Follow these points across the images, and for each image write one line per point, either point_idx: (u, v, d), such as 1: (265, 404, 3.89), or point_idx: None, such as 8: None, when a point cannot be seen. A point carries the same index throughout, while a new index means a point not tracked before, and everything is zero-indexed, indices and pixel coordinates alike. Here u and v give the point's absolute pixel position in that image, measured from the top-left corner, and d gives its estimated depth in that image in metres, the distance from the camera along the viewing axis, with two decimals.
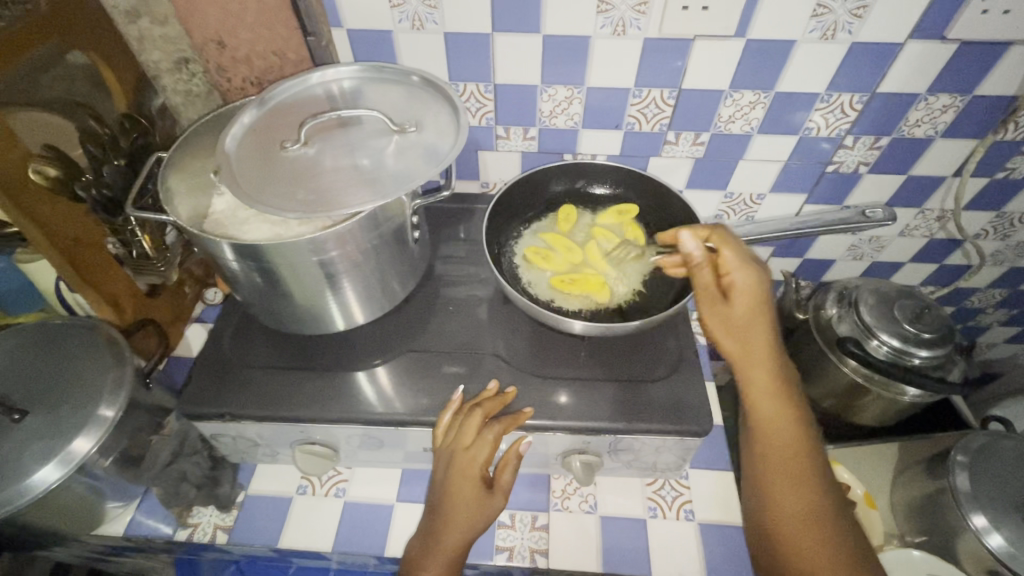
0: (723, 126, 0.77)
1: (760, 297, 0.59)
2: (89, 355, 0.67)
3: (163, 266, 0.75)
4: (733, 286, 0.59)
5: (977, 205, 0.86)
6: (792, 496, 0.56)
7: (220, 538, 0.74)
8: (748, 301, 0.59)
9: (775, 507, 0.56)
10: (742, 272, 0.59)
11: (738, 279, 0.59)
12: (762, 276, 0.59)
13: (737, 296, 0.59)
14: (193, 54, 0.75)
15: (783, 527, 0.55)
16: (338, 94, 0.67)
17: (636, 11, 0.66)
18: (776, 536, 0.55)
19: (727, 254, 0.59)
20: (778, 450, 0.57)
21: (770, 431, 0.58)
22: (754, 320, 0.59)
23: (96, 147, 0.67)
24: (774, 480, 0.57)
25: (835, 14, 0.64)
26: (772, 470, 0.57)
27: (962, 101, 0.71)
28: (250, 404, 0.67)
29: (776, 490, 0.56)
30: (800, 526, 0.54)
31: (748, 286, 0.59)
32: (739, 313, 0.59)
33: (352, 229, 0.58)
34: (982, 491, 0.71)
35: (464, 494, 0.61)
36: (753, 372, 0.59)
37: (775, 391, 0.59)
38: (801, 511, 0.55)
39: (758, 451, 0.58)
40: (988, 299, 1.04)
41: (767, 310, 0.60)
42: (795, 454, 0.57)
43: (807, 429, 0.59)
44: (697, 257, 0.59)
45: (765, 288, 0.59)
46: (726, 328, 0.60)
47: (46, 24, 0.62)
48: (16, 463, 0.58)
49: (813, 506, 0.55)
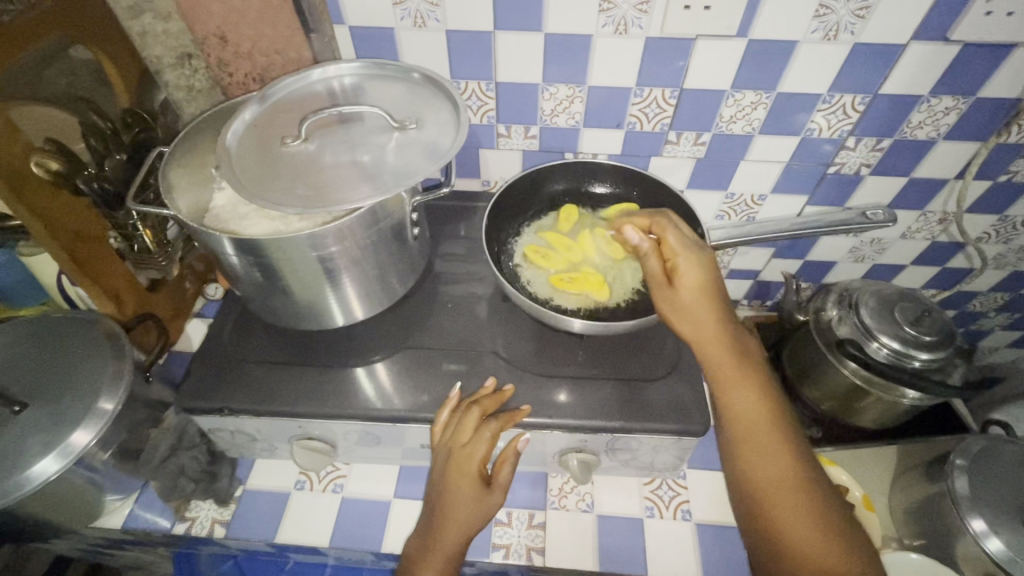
0: (725, 126, 0.77)
1: (705, 278, 0.60)
2: (89, 348, 0.67)
3: (164, 261, 0.76)
4: (679, 270, 0.61)
5: (980, 208, 0.85)
6: (773, 473, 0.55)
7: (218, 532, 0.74)
8: (694, 282, 0.60)
9: (760, 488, 0.55)
10: (686, 257, 0.61)
11: (683, 265, 0.61)
12: (706, 258, 0.61)
13: (684, 281, 0.60)
14: (195, 49, 0.75)
15: (770, 508, 0.54)
16: (339, 91, 0.67)
17: (639, 10, 0.66)
18: (765, 520, 0.54)
19: (670, 240, 0.62)
20: (750, 428, 0.57)
21: (739, 414, 0.58)
22: (705, 300, 0.60)
23: (99, 141, 0.69)
24: (753, 465, 0.56)
25: (838, 14, 0.64)
26: (748, 451, 0.56)
27: (965, 103, 0.71)
28: (248, 399, 0.67)
29: (757, 470, 0.55)
30: (784, 502, 0.54)
31: (694, 270, 0.60)
32: (688, 296, 0.60)
33: (351, 225, 0.58)
34: (981, 494, 0.71)
35: (462, 491, 0.61)
36: (713, 354, 0.59)
37: (739, 369, 0.59)
38: (784, 487, 0.54)
39: (732, 434, 0.58)
40: (989, 304, 1.04)
41: (717, 288, 0.60)
42: (767, 431, 0.57)
43: (774, 405, 0.59)
44: (644, 248, 0.62)
45: (709, 267, 0.61)
46: (679, 314, 0.60)
47: (51, 18, 0.62)
48: (15, 455, 0.59)
49: (796, 479, 0.54)
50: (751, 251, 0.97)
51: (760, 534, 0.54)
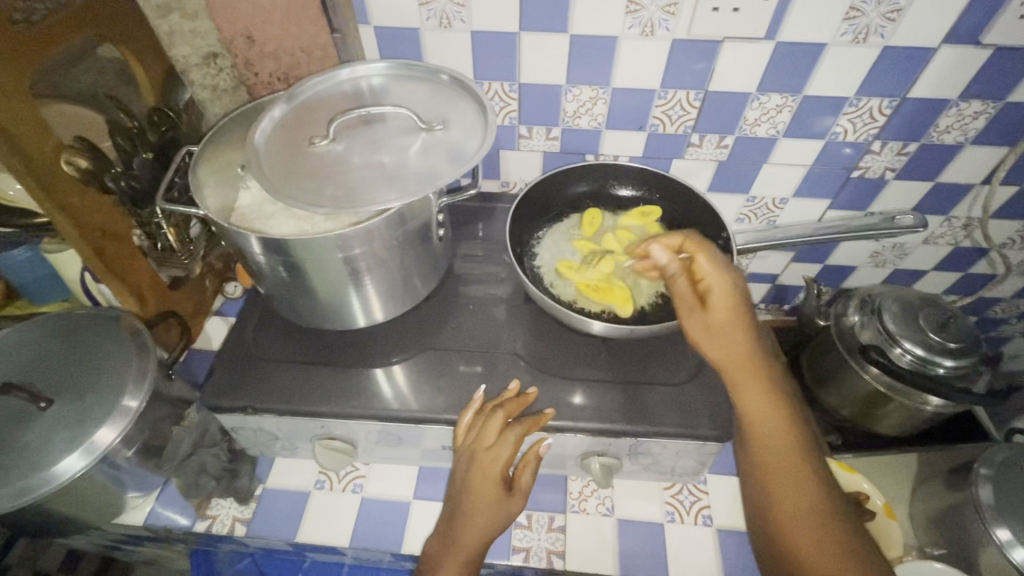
0: (748, 129, 0.77)
1: (736, 300, 0.60)
2: (114, 346, 0.67)
3: (187, 259, 0.75)
4: (709, 291, 0.60)
5: (1006, 213, 0.84)
6: (795, 498, 0.54)
7: (238, 530, 0.74)
8: (726, 302, 0.60)
9: (780, 510, 0.54)
10: (716, 276, 0.60)
11: (713, 283, 0.60)
12: (738, 279, 0.60)
13: (714, 300, 0.60)
14: (220, 48, 0.75)
15: (791, 530, 0.53)
16: (366, 91, 0.67)
17: (666, 12, 0.65)
18: (783, 543, 0.53)
19: (699, 261, 0.61)
20: (772, 450, 0.57)
21: (763, 434, 0.58)
22: (737, 323, 0.59)
23: (126, 140, 0.68)
24: (774, 486, 0.55)
25: (868, 17, 0.63)
26: (770, 472, 0.56)
27: (994, 108, 0.70)
28: (271, 398, 0.67)
29: (778, 490, 0.55)
30: (806, 532, 0.52)
31: (724, 289, 0.60)
32: (719, 316, 0.60)
33: (378, 226, 0.58)
34: (1009, 503, 0.70)
35: (484, 494, 0.60)
36: (738, 374, 0.59)
37: (762, 386, 0.59)
38: (808, 515, 0.53)
39: (755, 456, 0.58)
40: (1011, 310, 1.03)
41: (748, 311, 0.60)
42: (790, 452, 0.56)
43: (800, 430, 0.58)
44: (670, 266, 0.63)
45: (742, 291, 0.60)
46: (708, 333, 0.60)
47: (83, 17, 0.63)
48: (42, 452, 0.59)
49: (822, 510, 0.53)
50: (770, 255, 0.96)
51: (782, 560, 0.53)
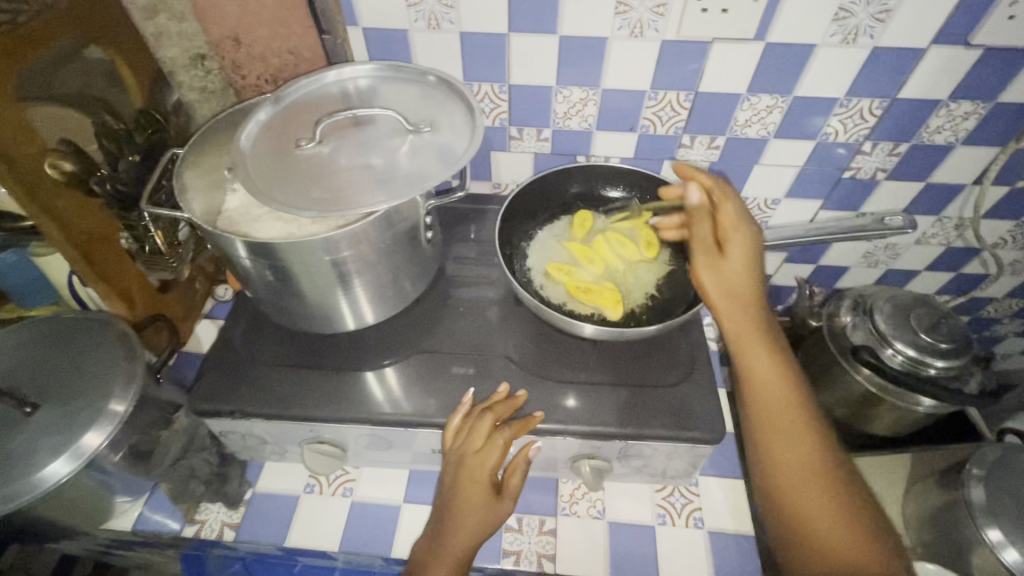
0: (739, 130, 0.77)
1: (754, 253, 0.60)
2: (101, 349, 0.67)
3: (175, 262, 0.74)
4: (729, 240, 0.61)
5: (998, 214, 0.84)
6: (795, 453, 0.54)
7: (227, 535, 0.74)
8: (744, 253, 0.60)
9: (782, 463, 0.54)
10: (739, 227, 0.61)
11: (735, 234, 0.60)
12: (758, 235, 0.61)
13: (733, 250, 0.60)
14: (208, 50, 0.74)
15: (792, 482, 0.53)
16: (354, 92, 0.67)
17: (655, 13, 0.65)
18: (783, 495, 0.53)
19: (726, 208, 0.61)
20: (772, 407, 0.57)
21: (763, 388, 0.58)
22: (749, 277, 0.60)
23: (113, 143, 0.68)
24: (773, 437, 0.56)
25: (857, 18, 0.63)
26: (770, 423, 0.56)
27: (984, 108, 0.70)
28: (260, 402, 0.67)
29: (778, 442, 0.55)
30: (804, 485, 0.53)
31: (744, 241, 0.60)
32: (734, 266, 0.60)
33: (365, 229, 0.58)
34: (1001, 504, 0.70)
35: (473, 498, 0.60)
36: (742, 329, 0.59)
37: (766, 345, 0.59)
38: (807, 469, 0.53)
39: (755, 409, 0.58)
40: (1003, 310, 1.03)
41: (758, 268, 0.61)
42: (792, 407, 0.56)
43: (801, 390, 0.58)
44: (699, 209, 0.62)
45: (759, 247, 0.61)
46: (722, 280, 0.60)
47: (67, 18, 0.63)
48: (27, 458, 0.59)
49: (822, 465, 0.53)
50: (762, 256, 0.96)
51: (780, 513, 0.53)
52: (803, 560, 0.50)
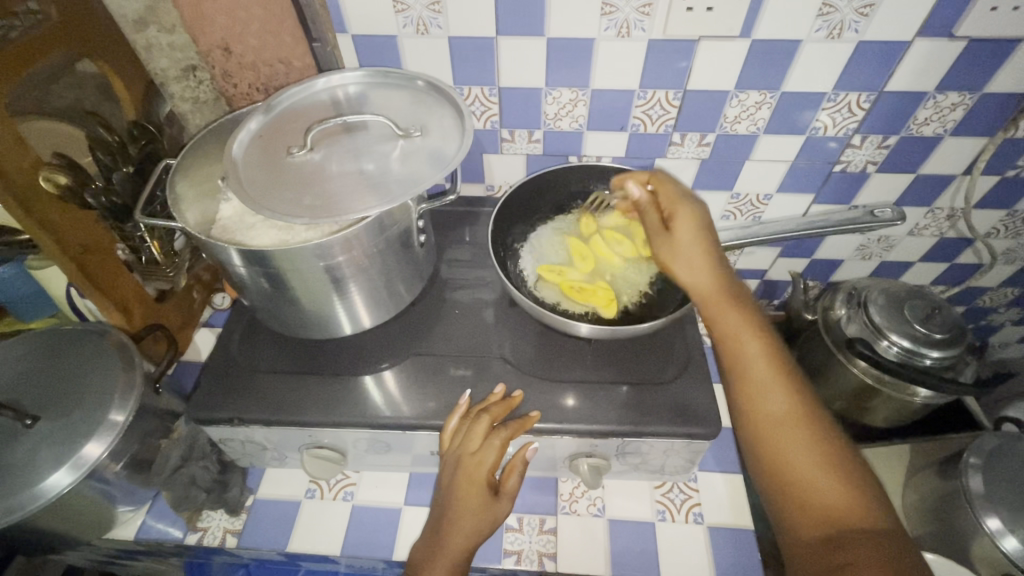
0: (729, 126, 0.77)
1: (701, 224, 0.61)
2: (99, 362, 0.67)
3: (172, 272, 0.76)
4: (675, 215, 0.62)
5: (987, 204, 0.85)
6: (773, 406, 0.54)
7: (229, 542, 0.74)
8: (691, 224, 0.61)
9: (761, 418, 0.54)
10: (683, 203, 0.62)
11: (681, 208, 0.62)
12: (701, 207, 0.62)
13: (679, 223, 0.61)
14: (200, 61, 0.75)
15: (772, 437, 0.52)
16: (344, 99, 0.68)
17: (641, 13, 0.66)
18: (764, 450, 0.52)
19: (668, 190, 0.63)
20: (749, 367, 0.56)
21: (735, 345, 0.57)
22: (701, 243, 0.60)
23: (107, 154, 0.68)
24: (748, 391, 0.55)
25: (841, 13, 0.64)
26: (744, 382, 0.56)
27: (971, 99, 0.71)
28: (258, 409, 0.67)
29: (754, 399, 0.55)
30: (784, 439, 0.52)
31: (690, 214, 0.62)
32: (684, 238, 0.61)
33: (358, 234, 0.59)
34: (998, 491, 0.70)
35: (471, 499, 0.60)
36: (707, 297, 0.59)
37: (735, 307, 0.59)
38: (786, 422, 0.53)
39: (730, 369, 0.57)
40: (999, 299, 1.03)
41: (712, 235, 0.61)
42: (765, 363, 0.56)
43: (771, 342, 0.58)
44: (643, 198, 0.65)
45: (706, 217, 0.62)
46: (673, 253, 0.61)
47: (59, 33, 0.63)
48: (28, 468, 0.59)
49: (803, 419, 0.53)
50: (756, 252, 0.97)
51: (765, 471, 0.52)
52: (789, 515, 0.49)
